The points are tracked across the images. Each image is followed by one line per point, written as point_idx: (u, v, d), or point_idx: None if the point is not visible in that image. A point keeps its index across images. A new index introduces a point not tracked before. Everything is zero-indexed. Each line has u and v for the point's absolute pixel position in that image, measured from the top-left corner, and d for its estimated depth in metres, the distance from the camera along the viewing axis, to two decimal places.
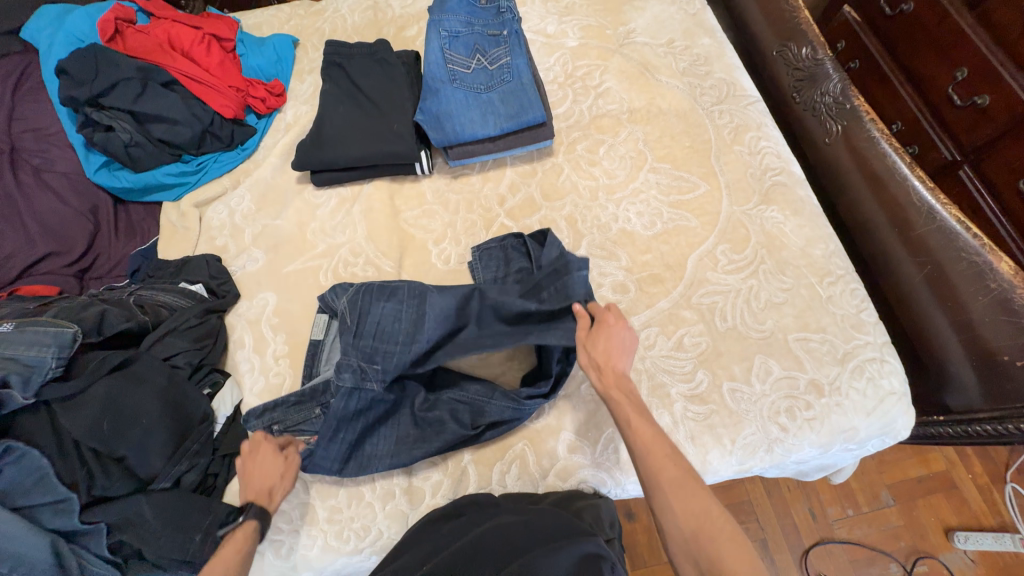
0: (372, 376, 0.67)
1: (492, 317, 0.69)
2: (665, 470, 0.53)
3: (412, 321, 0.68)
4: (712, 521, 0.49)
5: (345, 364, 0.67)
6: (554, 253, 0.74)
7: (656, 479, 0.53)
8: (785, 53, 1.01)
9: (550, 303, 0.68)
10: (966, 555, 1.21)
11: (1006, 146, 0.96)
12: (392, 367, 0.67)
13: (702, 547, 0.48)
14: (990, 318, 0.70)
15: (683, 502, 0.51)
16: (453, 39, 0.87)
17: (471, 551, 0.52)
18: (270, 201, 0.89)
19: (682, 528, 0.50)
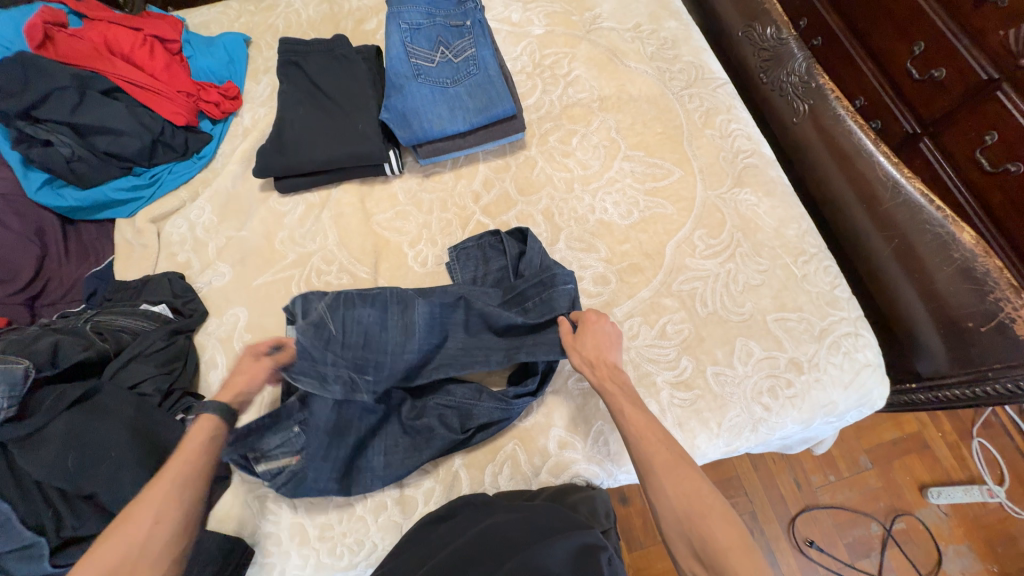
0: (364, 388, 0.65)
1: (484, 330, 0.70)
2: (658, 454, 0.53)
3: (406, 330, 0.66)
4: (703, 500, 0.50)
5: (333, 377, 0.63)
6: (536, 262, 0.75)
7: (650, 464, 0.53)
8: (751, 34, 1.01)
9: (536, 315, 0.70)
10: (939, 509, 1.28)
11: (962, 116, 1.00)
12: (386, 378, 0.66)
13: (693, 525, 0.48)
14: (954, 287, 0.73)
15: (675, 484, 0.51)
16: (414, 32, 0.84)
17: (464, 555, 0.51)
18: (233, 212, 0.85)
19: (676, 511, 0.50)
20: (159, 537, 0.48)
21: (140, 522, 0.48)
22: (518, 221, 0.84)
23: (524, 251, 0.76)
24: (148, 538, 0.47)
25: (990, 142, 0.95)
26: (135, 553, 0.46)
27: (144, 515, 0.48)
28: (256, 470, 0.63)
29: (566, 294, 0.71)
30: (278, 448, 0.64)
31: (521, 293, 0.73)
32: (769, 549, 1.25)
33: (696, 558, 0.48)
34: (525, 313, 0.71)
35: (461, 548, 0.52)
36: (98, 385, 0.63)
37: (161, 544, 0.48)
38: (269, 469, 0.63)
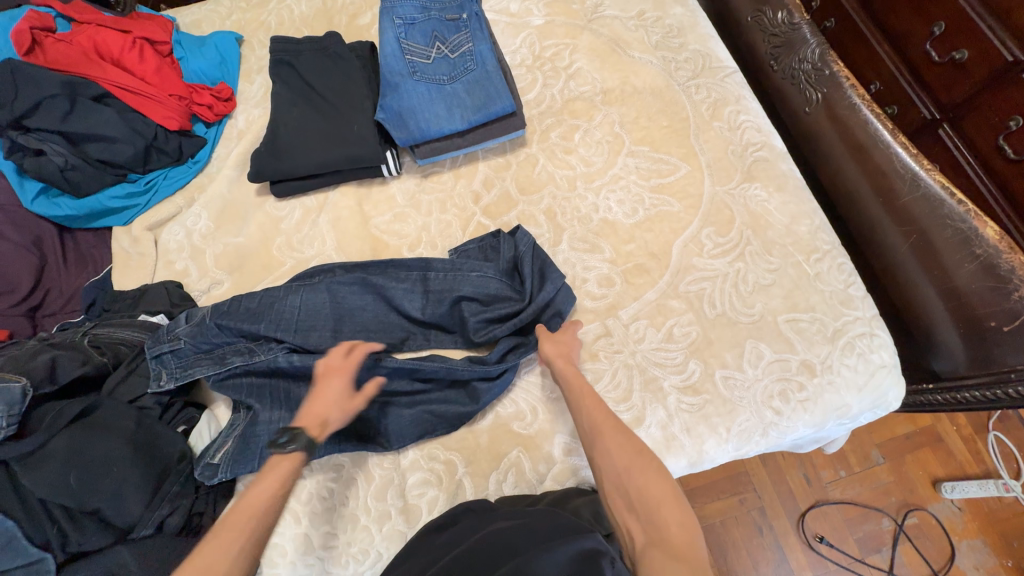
0: (263, 352, 0.68)
1: (387, 309, 0.74)
2: (605, 420, 0.56)
3: (276, 301, 0.71)
4: (642, 457, 0.52)
5: (221, 352, 0.69)
6: (542, 271, 0.73)
7: (598, 430, 0.55)
8: (760, 19, 0.96)
9: (433, 298, 0.73)
10: (953, 504, 1.26)
11: (984, 101, 0.96)
12: (283, 342, 0.69)
13: (631, 478, 0.50)
14: (977, 285, 0.70)
15: (615, 441, 0.54)
16: (409, 27, 0.80)
17: (463, 556, 0.51)
18: (230, 218, 0.83)
19: (616, 466, 0.52)
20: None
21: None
22: (519, 222, 0.82)
23: (518, 256, 0.75)
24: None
25: (1015, 128, 0.90)
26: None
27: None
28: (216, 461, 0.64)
29: (470, 281, 0.73)
30: (227, 435, 0.66)
31: (464, 277, 0.73)
32: (779, 546, 1.24)
33: (628, 507, 0.49)
34: (427, 294, 0.73)
35: (465, 552, 0.51)
36: (98, 401, 0.63)
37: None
38: (223, 456, 0.64)
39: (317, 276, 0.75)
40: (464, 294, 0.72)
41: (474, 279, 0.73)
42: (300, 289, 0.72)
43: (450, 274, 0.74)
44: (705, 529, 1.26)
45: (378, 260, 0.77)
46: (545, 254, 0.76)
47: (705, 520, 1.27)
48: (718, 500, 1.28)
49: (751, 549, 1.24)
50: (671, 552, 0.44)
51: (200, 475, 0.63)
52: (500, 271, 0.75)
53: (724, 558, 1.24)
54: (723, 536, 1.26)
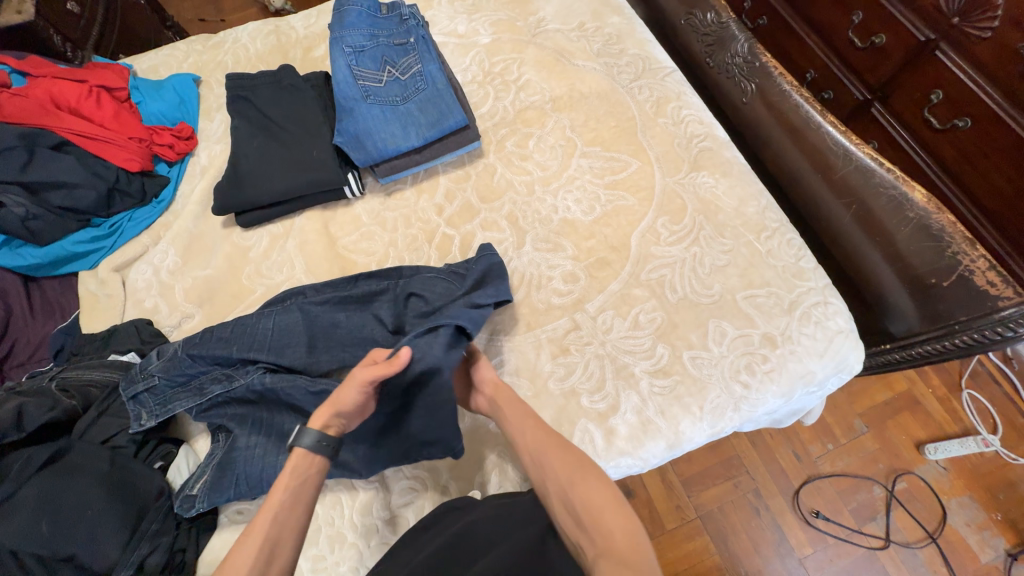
0: (241, 376, 0.69)
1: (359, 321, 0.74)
2: (546, 437, 0.58)
3: (250, 325, 0.72)
4: (585, 468, 0.54)
5: (197, 382, 0.69)
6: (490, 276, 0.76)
7: (541, 450, 0.57)
8: (692, 20, 1.03)
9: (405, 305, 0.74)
10: (938, 464, 1.30)
11: (907, 79, 1.05)
12: (258, 363, 0.70)
13: (575, 491, 0.52)
14: (915, 245, 0.74)
15: (552, 457, 0.56)
16: (359, 54, 0.84)
17: (441, 551, 0.53)
18: (197, 251, 0.84)
19: (559, 481, 0.54)
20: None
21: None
22: (483, 229, 0.85)
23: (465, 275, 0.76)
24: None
25: (936, 101, 1.00)
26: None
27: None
28: (196, 491, 0.64)
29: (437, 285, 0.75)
30: (207, 465, 0.66)
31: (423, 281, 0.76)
32: (777, 525, 1.25)
33: (577, 523, 0.51)
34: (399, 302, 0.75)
35: (442, 546, 0.54)
36: (70, 444, 0.62)
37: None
38: (202, 485, 0.64)
39: (291, 299, 0.77)
40: (414, 290, 0.74)
41: (437, 284, 0.75)
42: (273, 313, 0.74)
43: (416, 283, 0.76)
44: (704, 517, 1.27)
45: (346, 277, 0.80)
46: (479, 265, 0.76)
47: (703, 507, 1.28)
48: (712, 486, 1.30)
49: (751, 532, 1.25)
50: (617, 558, 0.47)
51: (178, 508, 0.62)
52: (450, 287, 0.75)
53: (726, 544, 1.24)
54: (722, 522, 1.26)
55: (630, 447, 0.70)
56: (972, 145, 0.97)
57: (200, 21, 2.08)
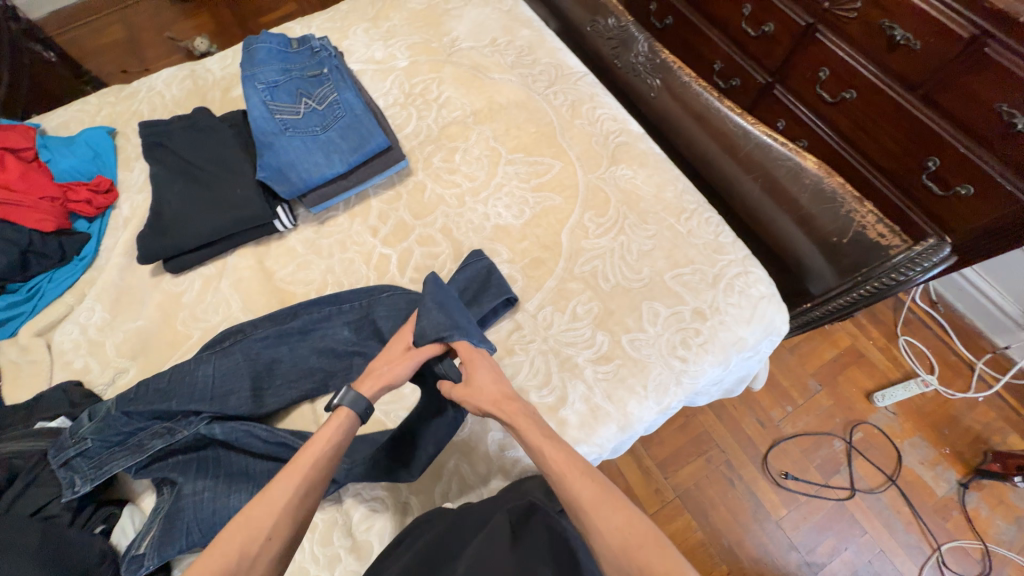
0: (184, 428, 0.67)
1: (310, 352, 0.75)
2: (584, 488, 0.51)
3: (188, 375, 0.70)
4: (637, 527, 0.48)
5: (135, 439, 0.66)
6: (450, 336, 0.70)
7: (579, 502, 0.50)
8: (596, 26, 1.10)
9: (359, 326, 0.78)
10: (888, 410, 1.38)
11: (798, 60, 1.15)
12: (200, 413, 0.68)
13: (630, 558, 0.46)
14: (817, 207, 0.82)
15: (608, 520, 0.48)
16: (273, 89, 0.84)
17: (422, 556, 0.55)
18: (126, 304, 0.82)
19: (609, 544, 0.47)
20: (272, 550, 0.49)
21: (257, 538, 0.48)
22: (419, 244, 0.86)
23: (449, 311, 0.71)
24: (262, 551, 0.48)
25: (825, 77, 1.10)
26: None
27: (261, 530, 0.49)
28: (142, 549, 0.60)
29: (384, 303, 0.78)
30: (152, 521, 0.63)
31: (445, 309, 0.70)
32: (751, 492, 1.30)
33: None
34: (351, 324, 0.78)
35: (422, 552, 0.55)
36: None
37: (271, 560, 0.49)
38: (149, 542, 0.61)
39: (231, 340, 0.75)
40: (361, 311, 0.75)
41: (386, 302, 0.78)
42: (212, 356, 0.72)
43: (366, 304, 0.79)
44: (682, 496, 1.30)
45: (287, 309, 0.79)
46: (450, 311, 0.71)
47: (680, 487, 1.31)
48: (687, 464, 1.33)
49: (728, 503, 1.29)
50: None
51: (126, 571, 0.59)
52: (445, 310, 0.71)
53: (707, 519, 1.27)
54: (700, 497, 1.30)
55: (582, 436, 0.72)
56: (861, 113, 1.07)
57: (122, 72, 2.04)
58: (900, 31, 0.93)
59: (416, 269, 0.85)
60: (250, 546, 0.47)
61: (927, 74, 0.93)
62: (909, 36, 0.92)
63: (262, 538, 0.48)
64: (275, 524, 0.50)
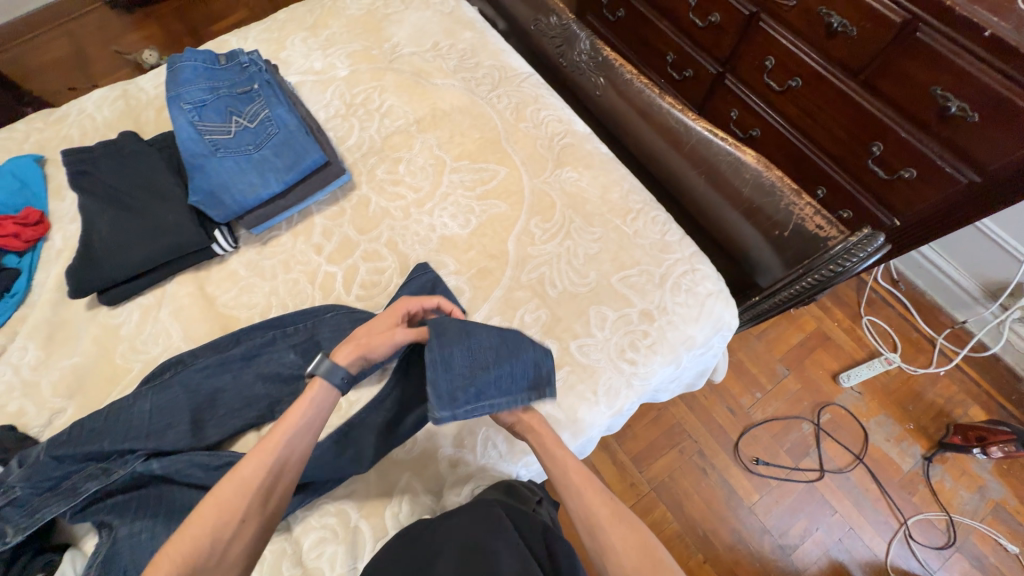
0: (121, 467, 0.65)
1: (253, 379, 0.73)
2: (602, 509, 0.60)
3: (124, 413, 0.68)
4: (648, 551, 0.57)
5: (69, 483, 0.64)
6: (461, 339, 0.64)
7: (598, 521, 0.59)
8: (540, 25, 1.08)
9: (304, 347, 0.76)
10: (854, 391, 1.41)
11: (745, 49, 1.14)
12: (137, 450, 0.66)
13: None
14: (758, 201, 0.82)
15: (624, 540, 0.58)
16: (201, 109, 0.82)
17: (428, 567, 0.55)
18: (60, 341, 0.79)
19: (624, 564, 0.56)
20: (243, 535, 0.54)
21: (229, 525, 0.53)
22: (365, 260, 0.85)
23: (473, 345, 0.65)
24: (236, 534, 0.53)
25: (771, 66, 1.10)
26: (213, 561, 0.51)
27: (233, 516, 0.53)
28: None
29: (329, 323, 0.77)
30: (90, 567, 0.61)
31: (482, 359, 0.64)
32: (725, 480, 1.32)
33: None
34: (296, 347, 0.76)
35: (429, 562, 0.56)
36: None
37: (243, 544, 0.54)
38: None
39: (170, 373, 0.73)
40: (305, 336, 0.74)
41: (330, 322, 0.77)
42: (150, 391, 0.70)
43: (310, 325, 0.77)
44: (658, 488, 1.31)
45: (228, 336, 0.77)
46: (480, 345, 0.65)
47: (655, 479, 1.32)
48: (661, 457, 1.35)
49: (702, 492, 1.30)
50: None
51: None
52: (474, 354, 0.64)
53: (682, 510, 1.29)
54: (675, 489, 1.31)
55: None
56: (807, 101, 1.07)
57: (70, 90, 1.96)
58: (837, 18, 0.93)
59: (361, 286, 0.83)
60: (218, 535, 0.52)
61: (865, 60, 0.93)
62: (845, 23, 0.92)
63: (236, 519, 0.53)
64: (244, 509, 0.54)
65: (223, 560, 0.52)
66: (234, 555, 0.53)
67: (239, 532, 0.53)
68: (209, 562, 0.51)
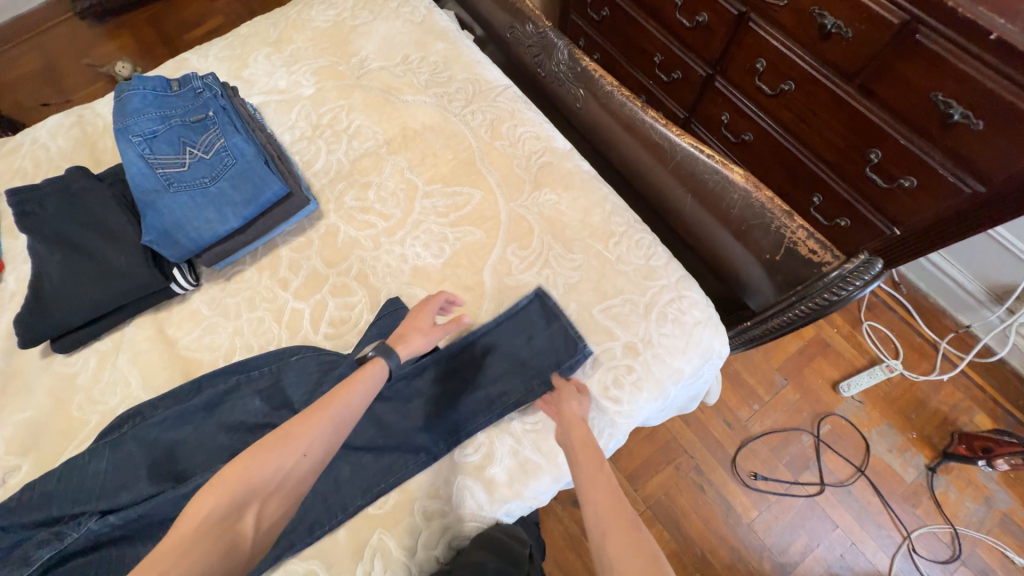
0: (72, 530, 0.60)
1: (213, 431, 0.68)
2: (617, 516, 0.54)
3: (76, 473, 0.64)
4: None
5: (18, 551, 0.60)
6: (533, 327, 0.73)
7: (607, 525, 0.53)
8: (516, 33, 1.03)
9: (268, 392, 0.70)
10: (855, 400, 1.37)
11: (735, 50, 1.08)
12: (89, 511, 0.62)
13: None
14: (747, 223, 0.77)
15: (625, 557, 0.50)
16: (151, 141, 0.77)
17: None
18: (14, 393, 0.75)
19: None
20: (301, 471, 0.53)
21: (291, 456, 0.52)
22: (333, 295, 0.80)
23: (532, 335, 0.73)
24: (294, 470, 0.52)
25: (763, 68, 1.03)
26: (269, 487, 0.51)
27: (295, 448, 0.53)
28: None
29: (295, 366, 0.72)
30: None
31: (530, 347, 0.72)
32: (722, 497, 1.28)
33: None
34: (259, 392, 0.71)
35: None
36: None
37: (298, 479, 0.53)
38: None
39: (126, 426, 0.69)
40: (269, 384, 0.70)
41: (295, 365, 0.72)
42: (104, 448, 0.66)
43: (274, 369, 0.72)
44: (654, 507, 1.28)
45: (188, 385, 0.73)
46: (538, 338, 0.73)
47: (651, 497, 1.28)
48: (657, 474, 1.31)
49: (699, 509, 1.27)
50: None
51: None
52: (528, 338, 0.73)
53: (679, 529, 1.25)
54: (672, 507, 1.28)
55: (513, 492, 0.68)
56: (802, 105, 1.01)
57: (41, 105, 1.90)
58: (831, 19, 0.87)
59: (330, 324, 0.78)
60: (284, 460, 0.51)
61: (862, 63, 0.87)
62: (841, 24, 0.86)
63: (297, 454, 0.52)
64: (309, 445, 0.53)
65: (278, 490, 0.51)
66: (290, 486, 0.52)
67: (298, 466, 0.52)
68: (265, 485, 0.51)
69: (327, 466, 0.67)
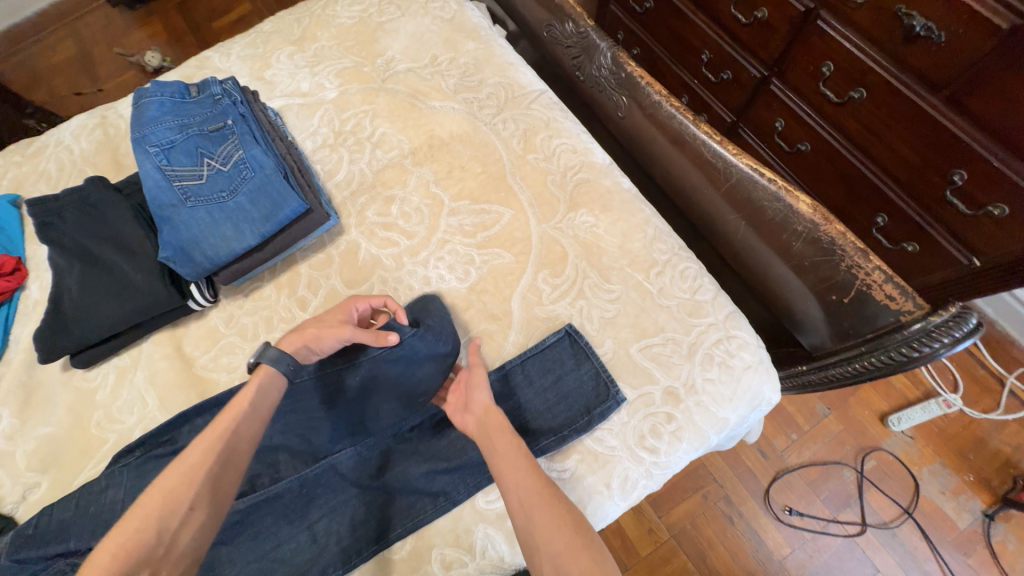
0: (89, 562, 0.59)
1: None
2: None
3: (90, 501, 0.62)
4: None
5: None
6: (562, 369, 0.68)
7: None
8: (553, 32, 0.95)
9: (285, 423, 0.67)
10: (905, 434, 1.26)
11: (797, 52, 0.97)
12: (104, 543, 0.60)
13: None
14: (811, 258, 0.68)
15: None
16: (169, 151, 0.73)
17: None
18: (35, 406, 0.74)
19: None
20: (192, 525, 0.49)
21: (174, 515, 0.48)
22: None
23: (560, 378, 0.68)
24: (184, 525, 0.48)
25: (830, 73, 0.92)
26: (161, 548, 0.46)
27: (178, 505, 0.49)
28: None
29: None
30: None
31: (557, 391, 0.68)
32: (753, 531, 1.21)
33: None
34: None
35: None
36: None
37: (196, 532, 0.49)
38: None
39: (139, 452, 0.67)
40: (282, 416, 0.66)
41: None
42: (118, 475, 0.64)
43: None
44: (679, 536, 1.21)
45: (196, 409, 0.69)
46: (566, 381, 0.68)
47: (676, 526, 1.22)
48: (683, 502, 1.24)
49: (727, 542, 1.20)
50: None
51: None
52: (555, 381, 0.68)
53: (705, 562, 1.19)
54: (698, 538, 1.21)
55: None
56: (871, 116, 0.90)
57: (76, 94, 1.91)
58: (921, 20, 0.76)
59: None
60: (167, 520, 0.47)
61: (954, 72, 0.76)
62: (932, 26, 0.75)
63: (183, 508, 0.49)
64: (195, 494, 0.50)
65: (171, 551, 0.47)
66: (185, 547, 0.48)
67: (190, 523, 0.49)
68: (154, 551, 0.46)
69: (340, 507, 0.62)
